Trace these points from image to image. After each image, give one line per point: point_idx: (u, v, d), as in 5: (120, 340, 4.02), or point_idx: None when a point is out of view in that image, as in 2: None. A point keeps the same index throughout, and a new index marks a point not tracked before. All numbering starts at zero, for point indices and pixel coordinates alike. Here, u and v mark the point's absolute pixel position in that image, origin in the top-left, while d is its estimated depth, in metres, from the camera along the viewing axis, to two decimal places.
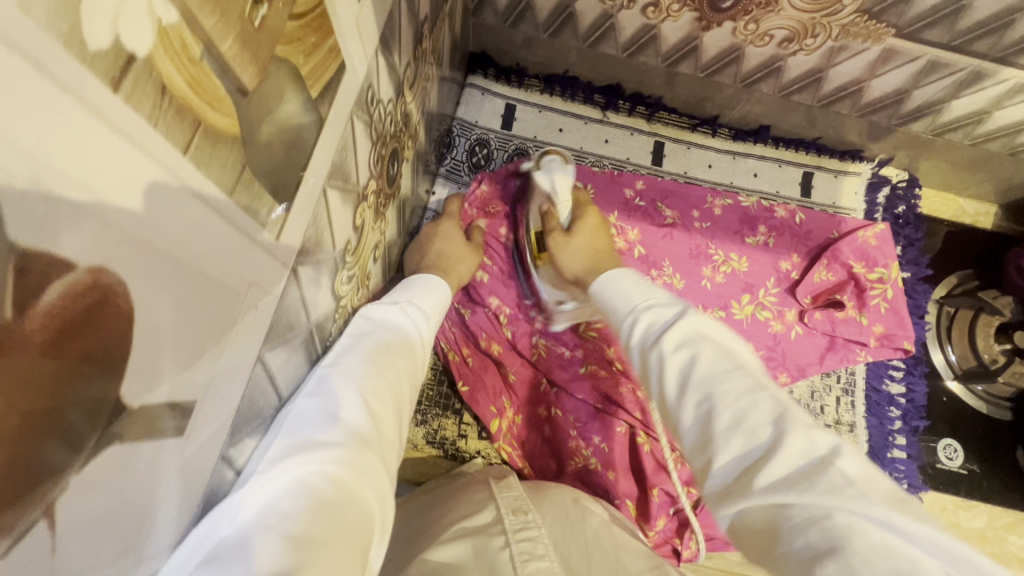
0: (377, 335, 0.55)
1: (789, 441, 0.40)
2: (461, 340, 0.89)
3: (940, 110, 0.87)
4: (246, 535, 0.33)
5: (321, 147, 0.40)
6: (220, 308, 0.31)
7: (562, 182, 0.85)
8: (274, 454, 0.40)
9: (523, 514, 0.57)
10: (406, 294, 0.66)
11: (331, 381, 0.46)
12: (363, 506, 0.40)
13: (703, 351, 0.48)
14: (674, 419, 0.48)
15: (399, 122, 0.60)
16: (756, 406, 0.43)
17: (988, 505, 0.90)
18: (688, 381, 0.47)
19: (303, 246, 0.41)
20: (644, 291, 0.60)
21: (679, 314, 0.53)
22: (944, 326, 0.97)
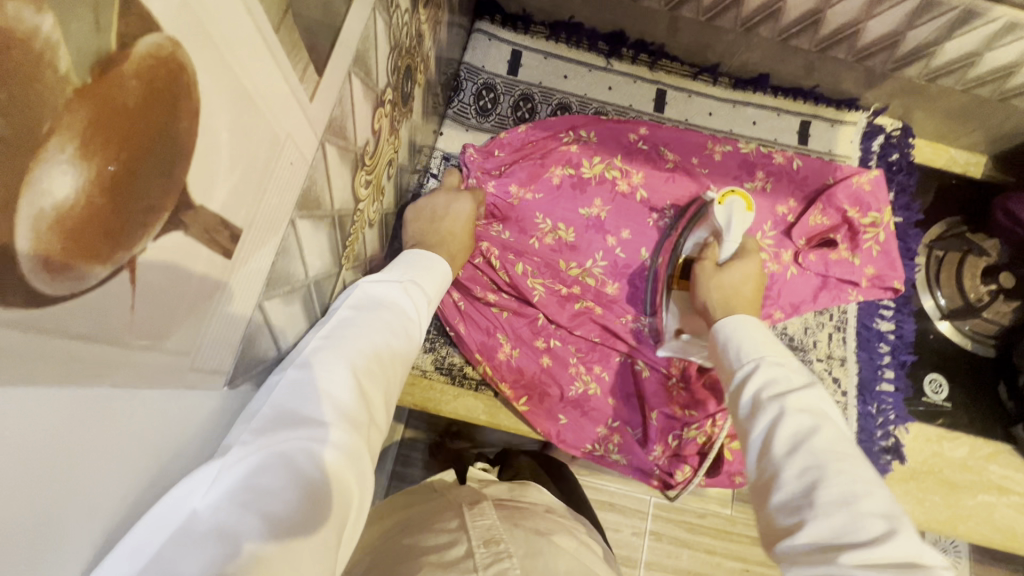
0: (376, 313, 0.54)
1: (891, 538, 0.42)
2: (455, 286, 0.92)
3: (933, 53, 0.89)
4: (220, 512, 0.34)
5: (348, 28, 0.42)
6: (264, 147, 0.33)
7: (739, 220, 0.83)
8: (260, 424, 0.40)
9: (495, 546, 0.52)
10: (409, 271, 0.64)
11: (325, 358, 0.46)
12: (342, 495, 0.40)
13: (824, 427, 0.51)
14: (770, 474, 0.51)
15: (414, 40, 0.63)
16: (868, 494, 0.45)
17: (970, 436, 0.93)
18: (803, 446, 0.50)
19: (330, 123, 0.43)
20: (775, 350, 0.61)
21: (805, 384, 0.56)
22: (934, 270, 1.01)
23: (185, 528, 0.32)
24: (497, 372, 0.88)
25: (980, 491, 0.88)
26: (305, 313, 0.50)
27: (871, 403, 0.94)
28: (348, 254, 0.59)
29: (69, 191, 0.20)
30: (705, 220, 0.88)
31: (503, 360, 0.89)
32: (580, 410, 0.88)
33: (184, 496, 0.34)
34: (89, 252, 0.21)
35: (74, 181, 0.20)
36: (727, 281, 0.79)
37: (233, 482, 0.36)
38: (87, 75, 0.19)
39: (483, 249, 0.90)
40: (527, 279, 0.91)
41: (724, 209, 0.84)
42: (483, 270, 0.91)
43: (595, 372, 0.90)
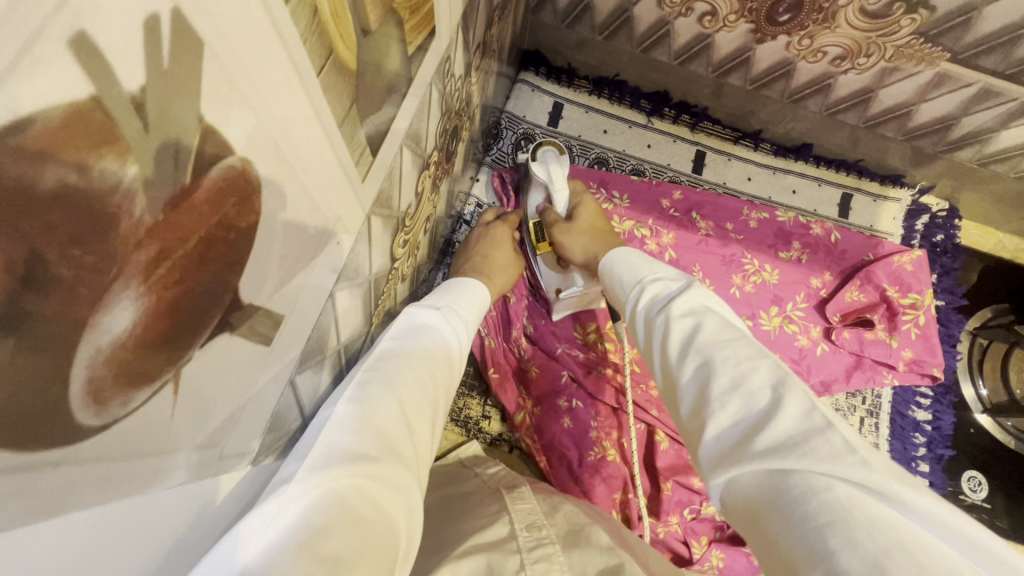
0: (418, 346, 0.55)
1: (788, 403, 0.38)
2: (491, 327, 0.93)
3: (987, 138, 0.87)
4: (279, 548, 0.31)
5: (406, 107, 0.42)
6: (315, 234, 0.33)
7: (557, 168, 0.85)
8: (318, 454, 0.39)
9: (537, 531, 0.55)
10: (445, 302, 0.66)
11: (372, 389, 0.47)
12: (394, 524, 0.38)
13: (707, 319, 0.49)
14: (671, 383, 0.48)
15: (463, 100, 0.63)
16: (756, 369, 0.42)
17: (1009, 541, 0.89)
18: (692, 345, 0.47)
19: (379, 195, 0.44)
20: (651, 266, 0.61)
21: (684, 285, 0.55)
22: (976, 359, 0.96)
23: (253, 556, 0.30)
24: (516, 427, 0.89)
25: None
26: (333, 374, 0.49)
27: None
28: (380, 305, 0.59)
29: (129, 324, 0.19)
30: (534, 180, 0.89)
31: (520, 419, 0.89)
32: (597, 478, 0.84)
33: (250, 529, 0.32)
34: (139, 375, 0.21)
35: (134, 313, 0.19)
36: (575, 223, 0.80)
37: (298, 512, 0.34)
38: (159, 214, 0.19)
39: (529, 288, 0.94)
40: (553, 334, 0.92)
41: (540, 165, 0.86)
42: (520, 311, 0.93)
43: (615, 438, 0.87)
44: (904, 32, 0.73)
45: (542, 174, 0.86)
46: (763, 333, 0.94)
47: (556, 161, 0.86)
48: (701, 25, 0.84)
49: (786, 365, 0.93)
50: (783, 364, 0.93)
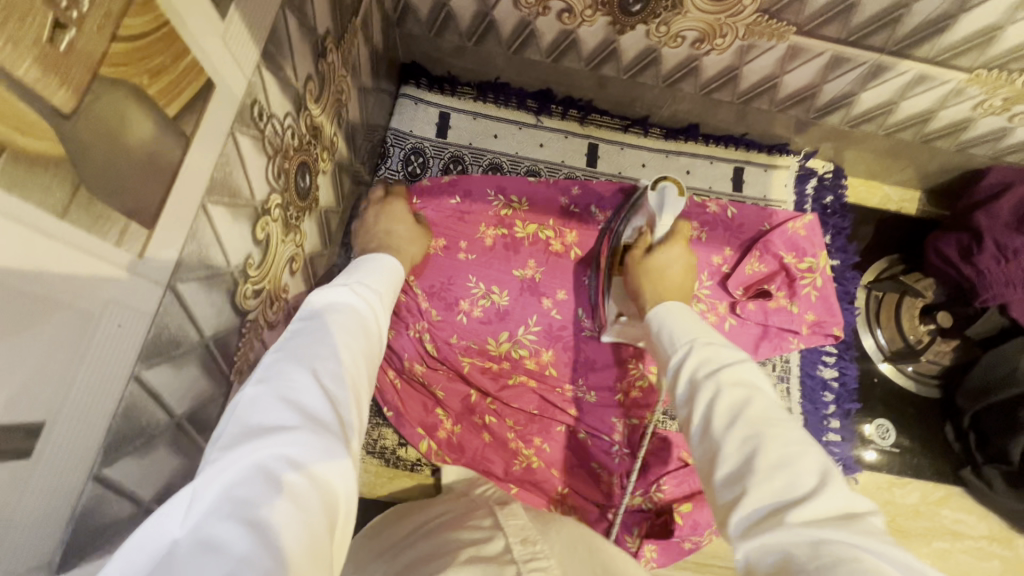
0: (334, 315, 0.51)
1: (830, 490, 0.38)
2: (388, 364, 0.90)
3: (851, 102, 0.90)
4: (199, 528, 0.33)
5: (191, 167, 0.40)
6: (68, 331, 0.31)
7: (672, 207, 0.73)
8: (225, 443, 0.38)
9: (531, 545, 0.57)
10: (354, 275, 0.60)
11: (282, 365, 0.44)
12: (326, 486, 0.38)
13: (756, 393, 0.45)
14: (708, 451, 0.45)
15: (305, 135, 0.61)
16: (802, 453, 0.41)
17: (920, 481, 0.94)
18: (738, 417, 0.44)
19: (181, 262, 0.41)
20: (700, 328, 0.55)
21: (735, 356, 0.50)
22: (874, 311, 1.01)
23: (172, 544, 0.32)
24: (438, 451, 0.88)
25: (933, 537, 0.92)
26: (177, 449, 0.47)
27: None
28: (239, 360, 0.55)
29: None
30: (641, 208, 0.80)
31: (433, 448, 0.88)
32: (526, 486, 0.86)
33: (159, 529, 0.33)
34: None
35: None
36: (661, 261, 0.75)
37: (209, 502, 0.34)
38: None
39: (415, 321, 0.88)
40: (457, 355, 0.88)
41: (654, 196, 0.75)
42: (414, 342, 0.89)
43: (537, 444, 0.88)
44: (749, 11, 0.74)
45: (652, 204, 0.76)
46: None
47: (674, 202, 0.73)
48: (561, 22, 0.84)
49: None
50: None
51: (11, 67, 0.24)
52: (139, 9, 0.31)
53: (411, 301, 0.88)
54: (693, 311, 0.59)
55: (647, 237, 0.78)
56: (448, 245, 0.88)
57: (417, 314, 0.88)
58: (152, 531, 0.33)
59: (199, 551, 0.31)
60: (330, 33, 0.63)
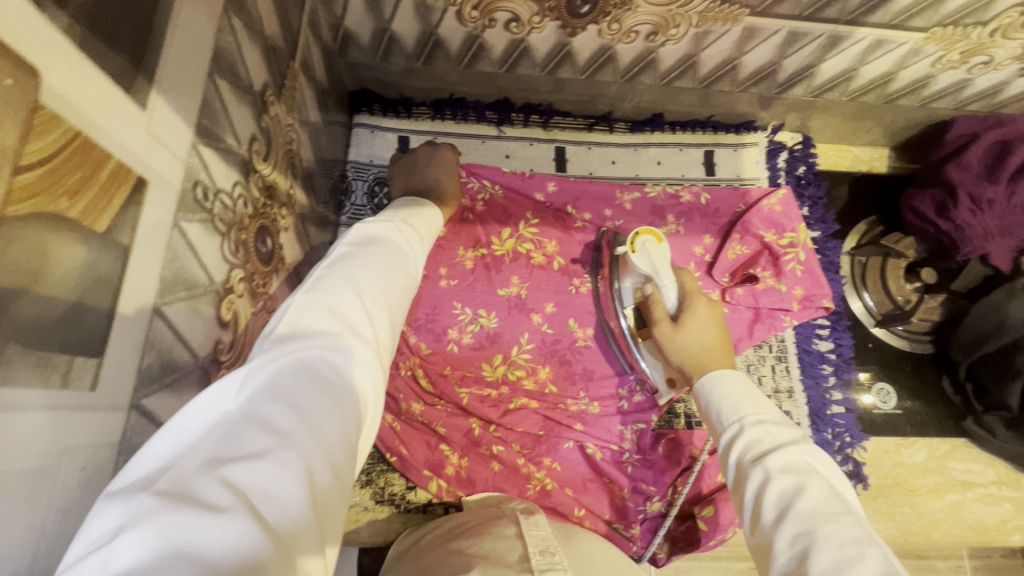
0: (376, 246, 0.49)
1: None
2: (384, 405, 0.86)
3: (812, 74, 0.89)
4: (250, 406, 0.32)
5: (137, 273, 0.37)
6: (23, 496, 0.28)
7: (661, 260, 0.76)
8: (274, 336, 0.37)
9: (550, 556, 0.55)
10: (395, 215, 0.58)
11: (326, 280, 0.42)
12: (362, 397, 0.38)
13: (813, 483, 0.44)
14: (762, 544, 0.44)
15: (260, 198, 0.58)
16: (863, 558, 0.38)
17: (926, 438, 0.95)
18: (791, 512, 0.43)
19: (143, 375, 0.38)
20: (754, 402, 0.55)
21: (790, 438, 0.50)
22: (858, 275, 1.02)
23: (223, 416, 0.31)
24: (446, 488, 0.83)
25: (945, 490, 0.93)
26: None
27: (826, 430, 0.93)
28: None
29: None
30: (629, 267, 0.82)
31: (442, 488, 0.83)
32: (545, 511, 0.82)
33: (211, 402, 0.32)
34: None
35: None
36: (688, 340, 0.69)
37: (259, 383, 0.33)
38: None
39: (406, 359, 0.85)
40: (454, 388, 0.85)
41: (642, 256, 0.77)
42: (406, 380, 0.86)
43: (547, 464, 0.85)
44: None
45: (646, 266, 0.76)
46: None
47: (658, 250, 0.77)
48: (510, 32, 0.80)
49: None
50: None
51: None
52: (40, 129, 0.28)
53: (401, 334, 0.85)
54: (753, 384, 0.58)
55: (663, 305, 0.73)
56: (429, 274, 0.88)
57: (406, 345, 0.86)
58: (201, 401, 0.32)
59: (250, 425, 0.31)
60: (269, 85, 0.59)
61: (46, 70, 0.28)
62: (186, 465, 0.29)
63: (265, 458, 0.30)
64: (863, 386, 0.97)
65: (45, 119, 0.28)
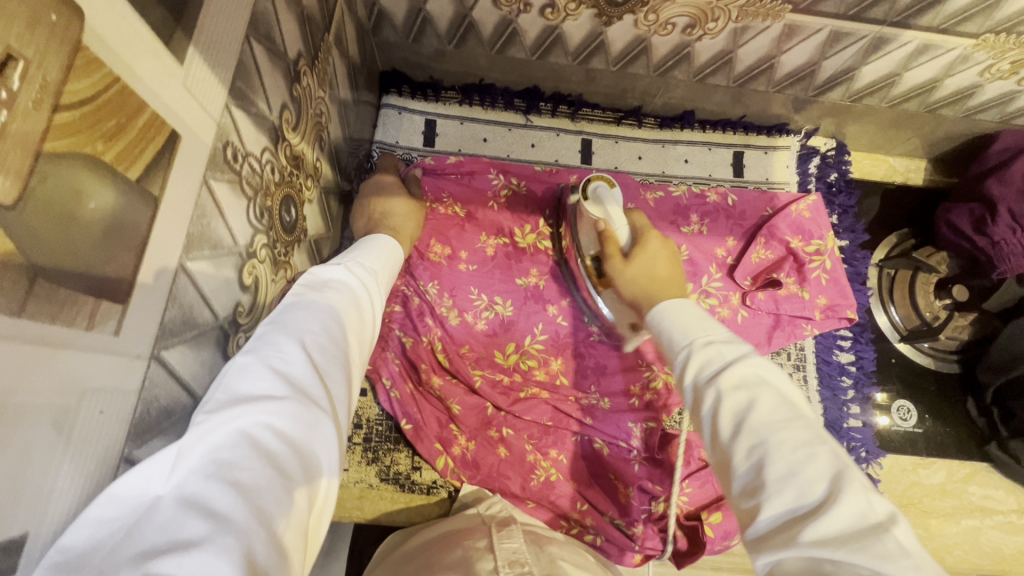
0: (329, 294, 0.49)
1: (846, 500, 0.36)
2: (401, 375, 0.86)
3: (852, 77, 0.87)
4: (184, 488, 0.32)
5: (165, 226, 0.37)
6: (42, 431, 0.29)
7: (613, 201, 0.73)
8: (210, 408, 0.37)
9: (518, 567, 0.56)
10: (351, 256, 0.59)
11: (270, 337, 0.42)
12: (310, 461, 0.37)
13: (764, 395, 0.43)
14: (718, 456, 0.43)
15: (287, 167, 0.58)
16: (813, 459, 0.38)
17: (945, 459, 0.92)
18: (744, 425, 0.42)
19: (163, 327, 0.39)
20: (702, 324, 0.51)
21: (740, 354, 0.47)
22: (886, 288, 0.99)
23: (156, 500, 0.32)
24: (451, 466, 0.83)
25: (962, 515, 0.90)
26: None
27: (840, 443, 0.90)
28: None
29: None
30: (583, 216, 0.77)
31: (446, 467, 0.83)
32: (544, 503, 0.82)
33: (142, 488, 0.32)
34: None
35: None
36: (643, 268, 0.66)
37: (193, 464, 0.33)
38: None
39: (427, 334, 0.86)
40: (470, 366, 0.85)
41: (594, 201, 0.74)
42: (427, 350, 0.86)
43: (552, 457, 0.84)
44: None
45: (597, 210, 0.73)
46: None
47: (609, 193, 0.74)
48: (545, 18, 0.80)
49: None
50: None
51: None
52: (80, 70, 0.28)
53: (423, 311, 0.87)
54: (700, 305, 0.55)
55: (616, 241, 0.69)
56: (453, 255, 0.87)
57: (421, 312, 0.87)
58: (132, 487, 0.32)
59: (184, 508, 0.31)
60: (302, 56, 0.59)
61: (89, 12, 0.28)
62: (115, 556, 0.28)
63: (200, 540, 0.29)
64: (881, 403, 0.94)
65: (87, 60, 0.28)
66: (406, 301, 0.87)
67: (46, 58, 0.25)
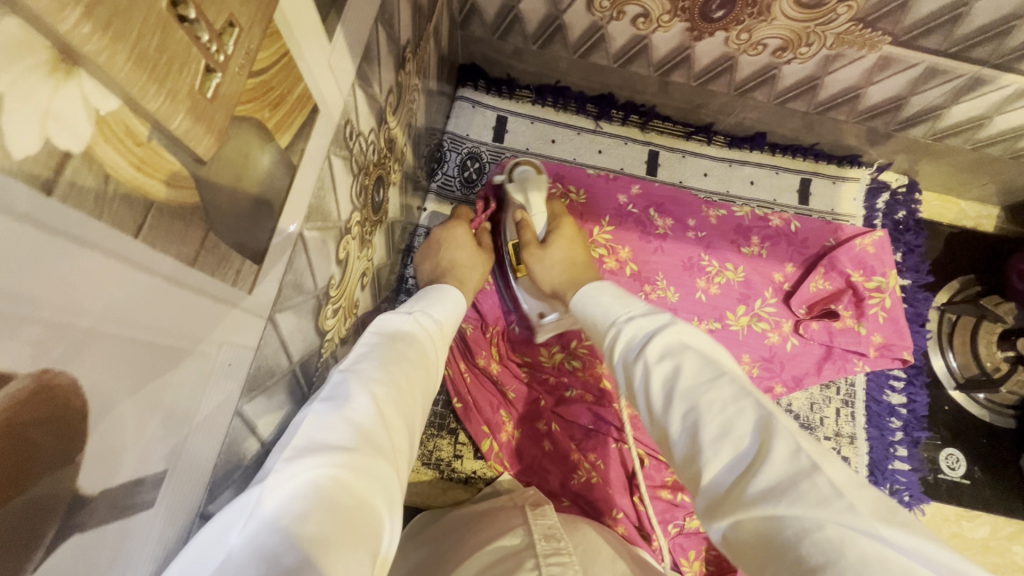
0: (392, 344, 0.52)
1: (775, 450, 0.39)
2: (458, 355, 0.86)
3: (939, 115, 0.85)
4: (258, 534, 0.31)
5: (296, 194, 0.39)
6: (190, 376, 0.30)
7: (533, 188, 0.83)
8: (285, 456, 0.37)
9: (556, 542, 0.56)
10: (422, 304, 0.63)
11: (342, 387, 0.44)
12: (372, 514, 0.37)
13: (687, 360, 0.47)
14: (660, 431, 0.47)
15: (383, 149, 0.59)
16: (742, 414, 0.42)
17: (990, 514, 0.90)
18: (674, 392, 0.46)
19: (281, 290, 0.40)
20: (622, 302, 0.59)
21: (660, 323, 0.52)
22: (946, 333, 0.96)
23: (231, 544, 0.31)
24: (498, 454, 0.83)
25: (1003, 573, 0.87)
26: None
27: (884, 484, 0.89)
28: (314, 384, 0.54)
29: None
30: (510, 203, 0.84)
31: (492, 451, 0.83)
32: (580, 503, 0.81)
33: (218, 535, 0.32)
34: None
35: None
36: (548, 262, 0.75)
37: (267, 511, 0.33)
38: None
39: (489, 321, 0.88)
40: (525, 356, 0.89)
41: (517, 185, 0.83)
42: (485, 335, 0.88)
43: (592, 459, 0.84)
44: (843, 20, 0.69)
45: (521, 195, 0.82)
46: (731, 333, 0.92)
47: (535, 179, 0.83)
48: (635, 27, 0.80)
49: (757, 364, 0.92)
50: (754, 363, 0.92)
51: (164, 120, 0.22)
52: (268, 41, 0.29)
53: (482, 298, 0.88)
54: (619, 288, 0.63)
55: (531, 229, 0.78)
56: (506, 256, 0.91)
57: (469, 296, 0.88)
58: (208, 533, 0.32)
59: (257, 555, 0.30)
60: (410, 43, 0.61)
61: None
62: None
63: None
64: (929, 454, 0.91)
65: (273, 32, 0.30)
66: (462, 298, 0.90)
67: (252, 25, 0.27)
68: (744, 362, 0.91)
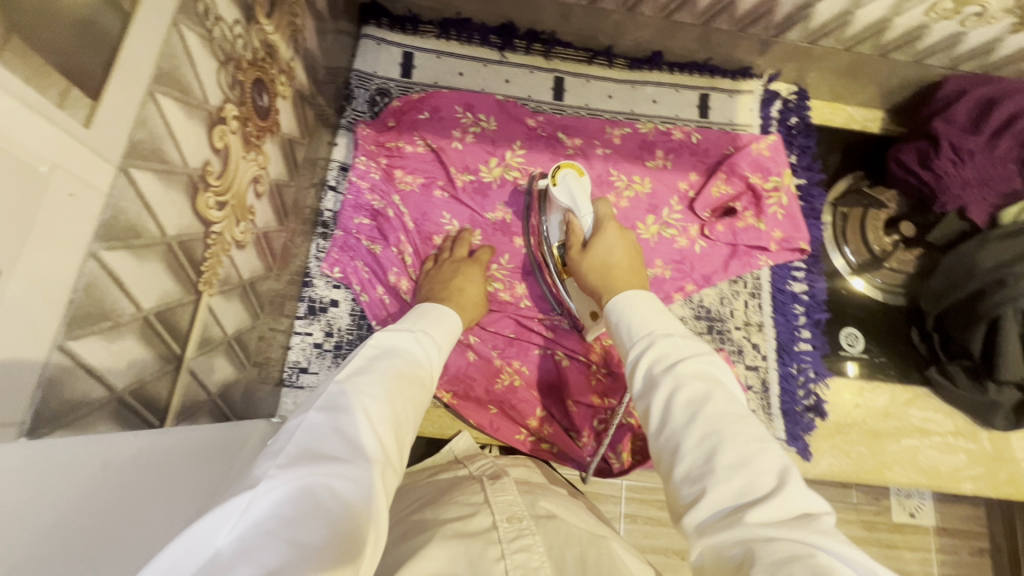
0: (393, 362, 0.53)
1: (789, 489, 0.41)
2: (376, 280, 0.92)
3: (807, 16, 0.91)
4: (245, 542, 0.31)
5: (134, 47, 0.40)
6: (19, 185, 0.32)
7: (580, 190, 0.79)
8: (283, 463, 0.38)
9: (518, 521, 0.50)
10: (420, 324, 0.63)
11: (342, 401, 0.45)
12: (361, 526, 0.37)
13: (716, 391, 0.49)
14: (667, 447, 0.48)
15: (258, 51, 0.61)
16: (764, 453, 0.44)
17: (890, 383, 0.97)
18: (700, 413, 0.47)
19: (132, 145, 0.42)
20: (663, 320, 0.58)
21: (693, 350, 0.53)
22: (841, 227, 1.03)
23: (218, 549, 0.31)
24: None
25: (903, 436, 0.95)
26: (146, 342, 0.47)
27: (791, 364, 0.96)
28: (203, 273, 0.55)
29: None
30: (553, 203, 0.84)
31: None
32: (504, 407, 0.86)
33: (205, 536, 0.32)
34: None
35: None
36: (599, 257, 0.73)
37: (257, 514, 0.33)
38: None
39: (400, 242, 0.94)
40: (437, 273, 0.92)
41: (562, 188, 0.80)
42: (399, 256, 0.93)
43: (515, 366, 0.88)
44: None
45: (564, 197, 0.79)
46: (643, 242, 0.97)
47: (577, 181, 0.80)
48: None
49: (669, 267, 0.97)
50: (666, 266, 0.97)
51: None
52: None
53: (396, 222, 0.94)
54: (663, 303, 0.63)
55: (579, 232, 0.77)
56: (426, 183, 0.96)
57: (383, 221, 0.94)
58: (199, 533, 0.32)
59: (242, 561, 0.30)
60: None
61: None
62: None
63: None
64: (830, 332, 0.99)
65: None
66: (375, 213, 0.94)
67: None
68: (657, 266, 0.96)
